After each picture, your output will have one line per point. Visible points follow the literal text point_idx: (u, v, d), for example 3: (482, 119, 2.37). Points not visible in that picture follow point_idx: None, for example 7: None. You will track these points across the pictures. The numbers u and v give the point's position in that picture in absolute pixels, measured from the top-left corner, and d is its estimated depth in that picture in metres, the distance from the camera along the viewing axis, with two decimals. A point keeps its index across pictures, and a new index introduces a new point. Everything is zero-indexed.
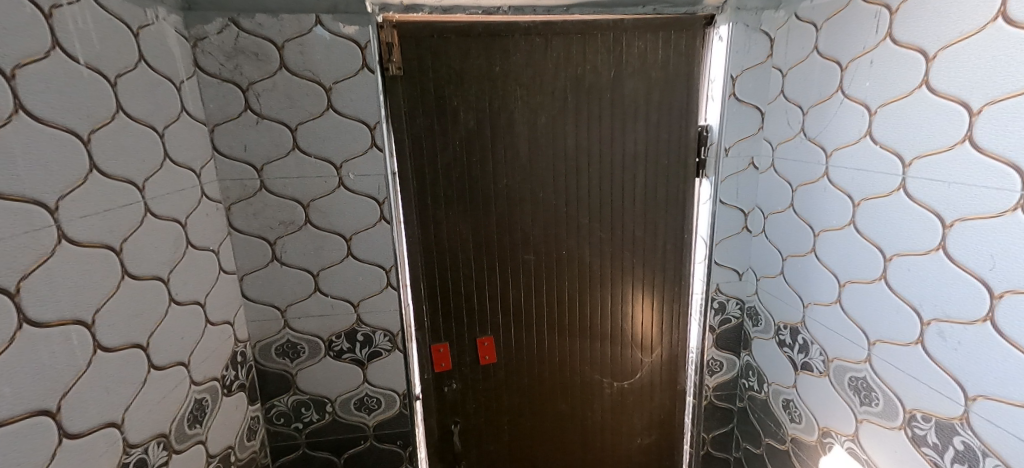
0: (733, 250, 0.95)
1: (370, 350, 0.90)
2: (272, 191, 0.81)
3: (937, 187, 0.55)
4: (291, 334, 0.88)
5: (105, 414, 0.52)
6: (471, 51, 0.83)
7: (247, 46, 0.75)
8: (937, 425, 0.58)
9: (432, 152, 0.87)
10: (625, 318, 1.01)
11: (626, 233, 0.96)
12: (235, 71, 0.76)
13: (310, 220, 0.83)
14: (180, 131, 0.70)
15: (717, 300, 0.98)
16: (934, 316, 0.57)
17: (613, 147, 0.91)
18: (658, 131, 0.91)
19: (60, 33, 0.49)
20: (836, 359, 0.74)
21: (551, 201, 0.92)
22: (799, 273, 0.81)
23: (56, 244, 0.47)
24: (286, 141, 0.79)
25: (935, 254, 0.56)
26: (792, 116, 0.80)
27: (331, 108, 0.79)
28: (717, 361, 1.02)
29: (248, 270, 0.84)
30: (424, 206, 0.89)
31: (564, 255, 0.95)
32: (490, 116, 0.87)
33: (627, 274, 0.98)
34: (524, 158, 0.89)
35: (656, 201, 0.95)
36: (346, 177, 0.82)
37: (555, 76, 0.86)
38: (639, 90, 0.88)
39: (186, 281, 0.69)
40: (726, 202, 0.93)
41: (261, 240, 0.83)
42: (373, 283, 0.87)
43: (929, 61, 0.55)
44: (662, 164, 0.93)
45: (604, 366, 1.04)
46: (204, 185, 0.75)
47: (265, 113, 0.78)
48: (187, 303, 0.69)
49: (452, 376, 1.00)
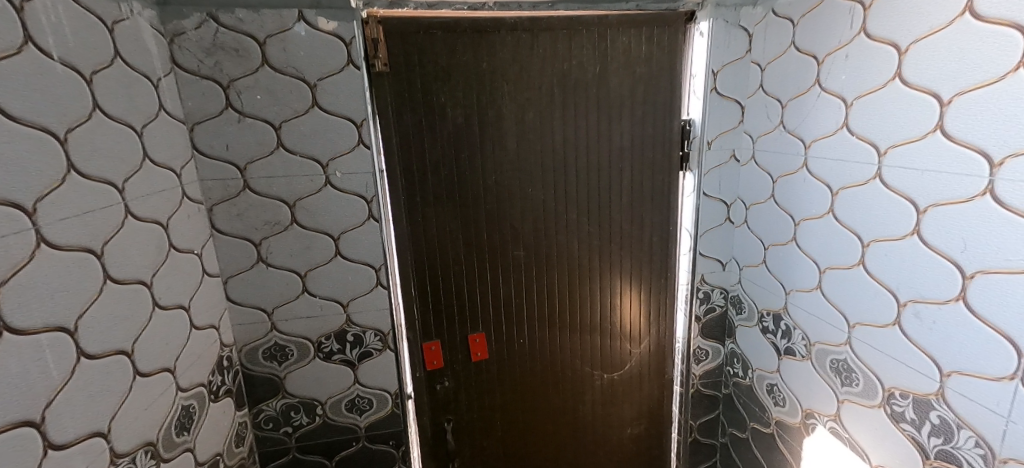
0: (717, 241, 0.98)
1: (360, 350, 0.89)
2: (256, 191, 0.79)
3: (910, 175, 0.58)
4: (278, 337, 0.86)
5: (92, 423, 0.51)
6: (458, 47, 0.83)
7: (227, 42, 0.73)
8: (914, 401, 0.61)
9: (420, 149, 0.86)
10: (613, 310, 1.02)
11: (613, 227, 0.97)
12: (214, 68, 0.74)
13: (296, 220, 0.82)
14: (159, 131, 0.68)
15: (702, 290, 1.01)
16: (910, 297, 0.60)
17: (599, 142, 0.92)
18: (644, 125, 0.92)
19: (32, 28, 0.47)
20: (818, 343, 0.76)
21: (540, 196, 0.93)
22: (782, 262, 0.84)
23: (36, 248, 0.45)
24: (269, 140, 0.78)
25: (910, 238, 0.59)
26: (771, 110, 0.83)
27: (315, 105, 0.78)
28: (703, 350, 1.04)
29: (232, 273, 0.82)
30: (413, 203, 0.88)
31: (554, 250, 0.96)
32: (478, 112, 0.87)
33: (615, 268, 0.99)
34: (512, 155, 0.90)
35: (641, 195, 0.96)
36: (332, 175, 0.81)
37: (542, 71, 0.87)
38: (624, 85, 0.90)
39: (170, 285, 0.67)
40: (709, 195, 0.95)
41: (246, 242, 0.81)
42: (362, 282, 0.86)
43: (901, 54, 0.57)
44: (648, 157, 0.94)
45: (595, 358, 1.05)
46: (185, 186, 0.73)
47: (247, 112, 0.76)
48: (171, 307, 0.67)
49: (444, 373, 1.00)
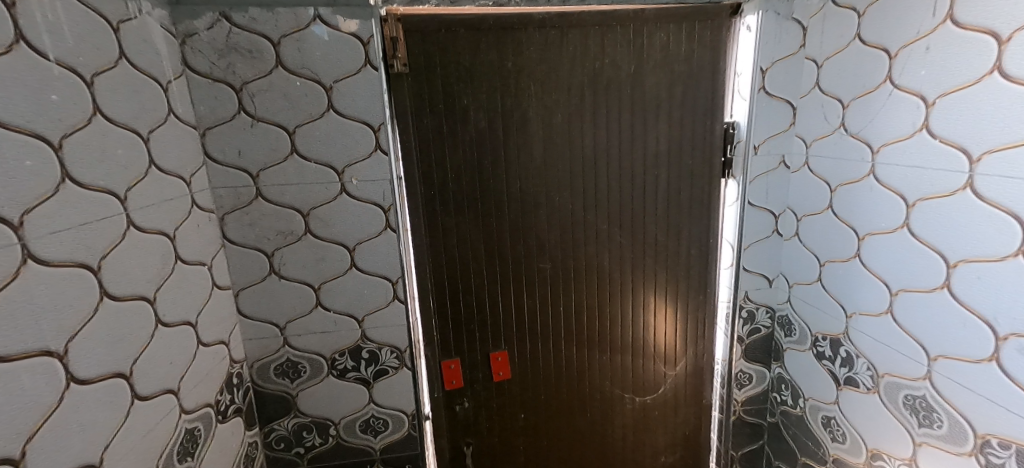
0: (763, 255, 0.89)
1: (376, 368, 0.84)
2: (269, 200, 0.75)
3: (1014, 185, 0.49)
4: (290, 353, 0.82)
5: (81, 455, 0.46)
6: (482, 45, 0.77)
7: (240, 43, 0.69)
8: (1018, 453, 0.52)
9: (441, 155, 0.81)
10: (647, 329, 0.94)
11: (648, 239, 0.90)
12: (227, 70, 0.70)
13: (310, 230, 0.77)
14: (167, 136, 0.64)
15: (746, 309, 0.92)
16: (1012, 330, 0.51)
17: (633, 147, 0.85)
18: (683, 128, 0.85)
19: (25, 26, 0.43)
20: (887, 375, 0.67)
21: (568, 205, 0.86)
22: (840, 281, 0.75)
23: (21, 264, 0.41)
24: (283, 145, 0.74)
25: (1014, 259, 0.50)
26: (829, 110, 0.74)
27: (331, 108, 0.73)
28: (746, 374, 0.95)
29: (244, 285, 0.78)
30: (432, 212, 0.83)
31: (582, 263, 0.89)
32: (503, 115, 0.81)
33: (649, 282, 0.92)
34: (538, 160, 0.83)
35: (678, 205, 0.89)
36: (348, 183, 0.76)
37: (572, 71, 0.80)
38: (661, 86, 0.82)
39: (177, 299, 0.63)
40: (755, 204, 0.86)
41: (258, 252, 0.77)
42: (379, 296, 0.82)
43: (1003, 44, 0.49)
44: (687, 164, 0.87)
45: (626, 380, 0.97)
46: (195, 194, 0.69)
47: (260, 116, 0.72)
48: (177, 324, 0.63)
49: (464, 394, 0.93)
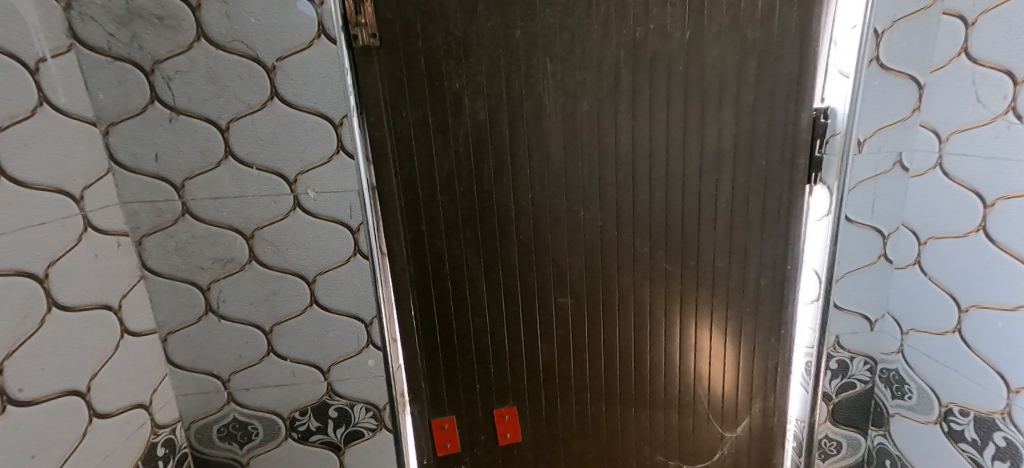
0: (864, 289, 0.66)
1: (347, 430, 0.66)
2: (200, 218, 0.57)
3: None
4: (237, 411, 0.64)
5: None
6: (482, 7, 0.57)
7: (148, 6, 0.50)
8: None
9: (427, 158, 0.61)
10: (699, 380, 0.73)
11: (703, 266, 0.68)
12: (133, 45, 0.51)
13: (256, 257, 0.59)
14: (40, 136, 0.45)
15: (835, 358, 0.69)
16: None
17: (687, 145, 0.63)
18: (755, 119, 0.62)
19: None
20: None
21: (597, 223, 0.65)
22: (998, 339, 0.51)
23: None
24: (215, 146, 0.55)
25: None
26: (982, 88, 0.50)
27: (275, 95, 0.54)
28: (833, 442, 0.73)
29: (173, 327, 0.60)
30: (417, 233, 0.63)
31: (614, 298, 0.68)
32: (509, 103, 0.60)
33: (703, 322, 0.70)
34: (557, 164, 0.62)
35: (746, 223, 0.66)
36: (303, 196, 0.57)
37: (605, 42, 0.59)
38: (727, 60, 0.60)
39: (48, 365, 0.45)
40: (855, 221, 0.64)
41: (189, 286, 0.59)
42: (349, 342, 0.63)
43: None
44: (759, 167, 0.64)
45: (671, 443, 0.76)
46: (93, 214, 0.52)
47: (183, 107, 0.54)
48: (49, 399, 0.45)
49: (462, 459, 0.74)
